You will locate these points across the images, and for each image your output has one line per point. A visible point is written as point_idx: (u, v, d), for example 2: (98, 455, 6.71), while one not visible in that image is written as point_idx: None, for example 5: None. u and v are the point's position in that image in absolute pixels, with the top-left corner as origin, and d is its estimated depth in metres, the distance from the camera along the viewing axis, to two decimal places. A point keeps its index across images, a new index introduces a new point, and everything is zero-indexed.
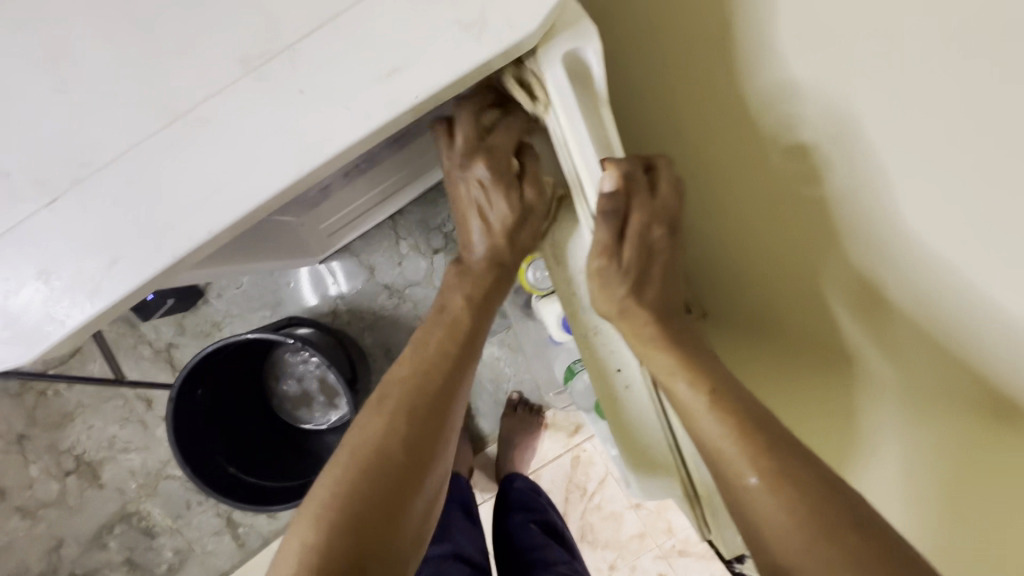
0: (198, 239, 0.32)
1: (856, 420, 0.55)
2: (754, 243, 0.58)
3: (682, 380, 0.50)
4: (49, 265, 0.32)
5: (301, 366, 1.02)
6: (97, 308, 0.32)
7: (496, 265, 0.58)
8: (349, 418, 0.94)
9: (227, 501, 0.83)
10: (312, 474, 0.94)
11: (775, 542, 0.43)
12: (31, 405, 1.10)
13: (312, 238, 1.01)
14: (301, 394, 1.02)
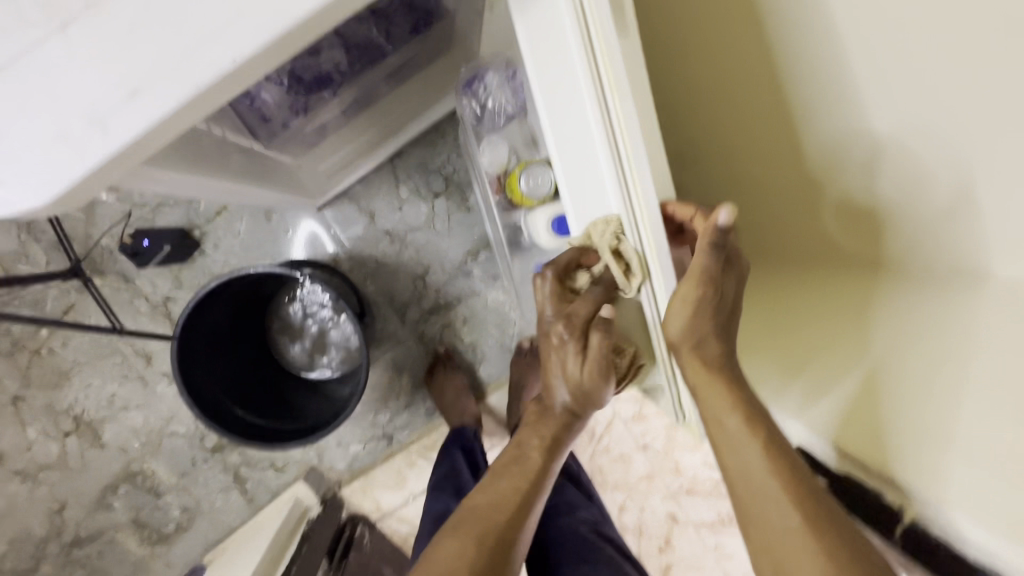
0: (222, 68, 0.30)
1: (887, 323, 0.64)
2: (779, 176, 0.72)
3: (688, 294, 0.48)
4: (64, 96, 0.30)
5: (316, 307, 1.00)
6: (118, 142, 0.30)
7: (570, 415, 0.58)
8: (347, 383, 0.93)
9: (227, 437, 0.81)
10: (302, 420, 0.92)
11: (744, 493, 0.49)
12: (25, 366, 1.07)
13: (310, 180, 0.99)
14: (295, 325, 1.01)
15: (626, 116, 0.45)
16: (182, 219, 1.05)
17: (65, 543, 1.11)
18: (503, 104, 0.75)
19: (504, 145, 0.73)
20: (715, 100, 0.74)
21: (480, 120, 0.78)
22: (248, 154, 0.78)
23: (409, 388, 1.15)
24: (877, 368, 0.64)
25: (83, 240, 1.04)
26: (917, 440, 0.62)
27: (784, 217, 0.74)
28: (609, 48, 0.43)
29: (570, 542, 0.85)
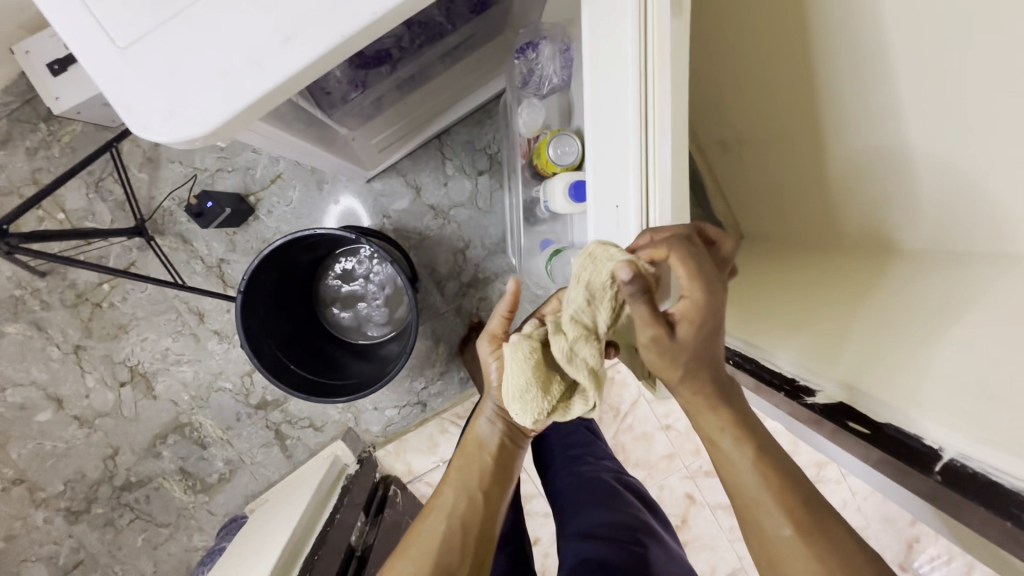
0: (365, 20, 0.35)
1: (874, 289, 0.64)
2: (798, 166, 0.79)
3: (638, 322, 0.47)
4: (226, 39, 0.35)
5: (379, 282, 1.07)
6: (272, 81, 0.35)
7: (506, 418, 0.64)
8: (391, 357, 0.97)
9: (274, 381, 0.84)
10: (340, 378, 0.96)
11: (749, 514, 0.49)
12: (87, 317, 1.13)
13: (364, 152, 1.03)
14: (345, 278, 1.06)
15: (660, 80, 0.45)
16: (238, 184, 1.11)
17: (116, 487, 1.18)
18: (550, 73, 0.78)
19: (542, 112, 0.79)
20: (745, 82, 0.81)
21: (527, 82, 0.80)
22: (311, 122, 0.82)
23: (444, 357, 1.20)
24: (844, 334, 0.61)
25: (146, 201, 1.10)
26: (907, 390, 0.53)
27: (804, 205, 0.79)
28: (659, 15, 0.44)
29: (592, 487, 0.86)
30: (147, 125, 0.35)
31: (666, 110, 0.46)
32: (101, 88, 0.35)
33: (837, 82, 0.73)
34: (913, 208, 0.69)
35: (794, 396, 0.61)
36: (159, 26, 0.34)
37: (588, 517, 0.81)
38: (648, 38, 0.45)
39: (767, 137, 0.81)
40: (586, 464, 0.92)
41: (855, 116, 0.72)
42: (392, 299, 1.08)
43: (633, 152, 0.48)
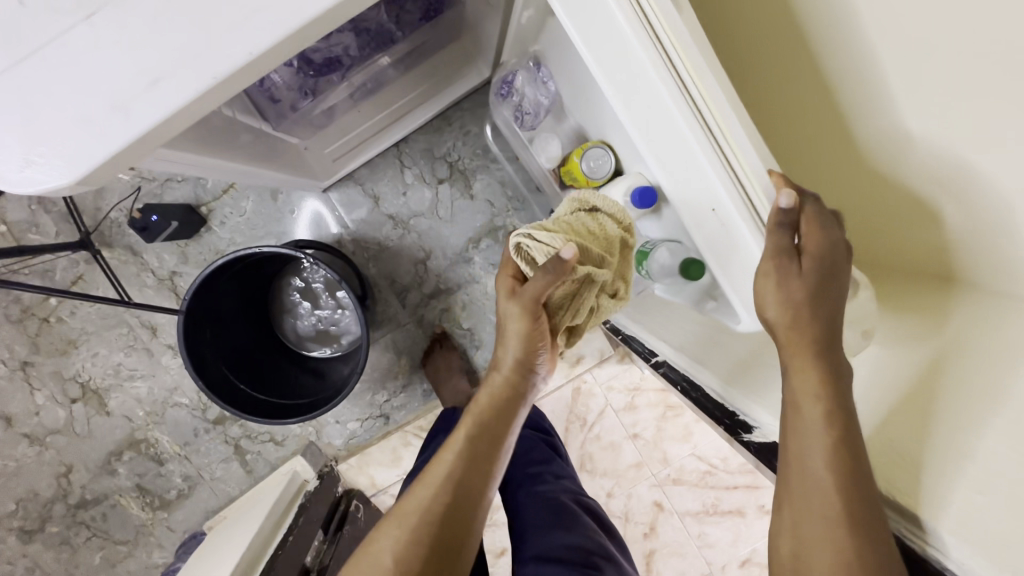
0: (239, 61, 0.32)
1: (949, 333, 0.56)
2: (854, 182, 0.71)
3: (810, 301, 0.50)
4: (85, 83, 0.32)
5: (339, 317, 1.03)
6: (140, 128, 0.32)
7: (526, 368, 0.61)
8: (343, 378, 0.95)
9: (210, 396, 0.80)
10: (281, 394, 0.93)
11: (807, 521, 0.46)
12: (34, 332, 1.09)
13: (316, 162, 0.99)
14: (308, 283, 1.03)
15: (694, 65, 0.47)
16: (189, 195, 1.07)
17: (71, 505, 1.15)
18: (529, 96, 0.83)
19: (553, 140, 0.81)
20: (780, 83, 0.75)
21: (519, 116, 0.86)
22: (257, 138, 0.78)
23: (407, 369, 1.18)
24: (879, 372, 0.59)
25: (92, 213, 1.06)
26: (940, 444, 0.49)
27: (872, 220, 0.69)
28: (668, 18, 0.47)
29: (551, 506, 0.84)
30: (3, 176, 0.32)
31: (715, 89, 0.47)
32: None
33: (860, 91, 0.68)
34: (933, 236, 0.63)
35: (732, 430, 0.65)
36: (9, 68, 0.32)
37: (548, 540, 0.78)
38: (666, 39, 0.47)
39: (809, 144, 0.75)
40: (544, 484, 0.89)
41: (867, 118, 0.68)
42: (339, 320, 1.04)
43: (698, 140, 0.48)
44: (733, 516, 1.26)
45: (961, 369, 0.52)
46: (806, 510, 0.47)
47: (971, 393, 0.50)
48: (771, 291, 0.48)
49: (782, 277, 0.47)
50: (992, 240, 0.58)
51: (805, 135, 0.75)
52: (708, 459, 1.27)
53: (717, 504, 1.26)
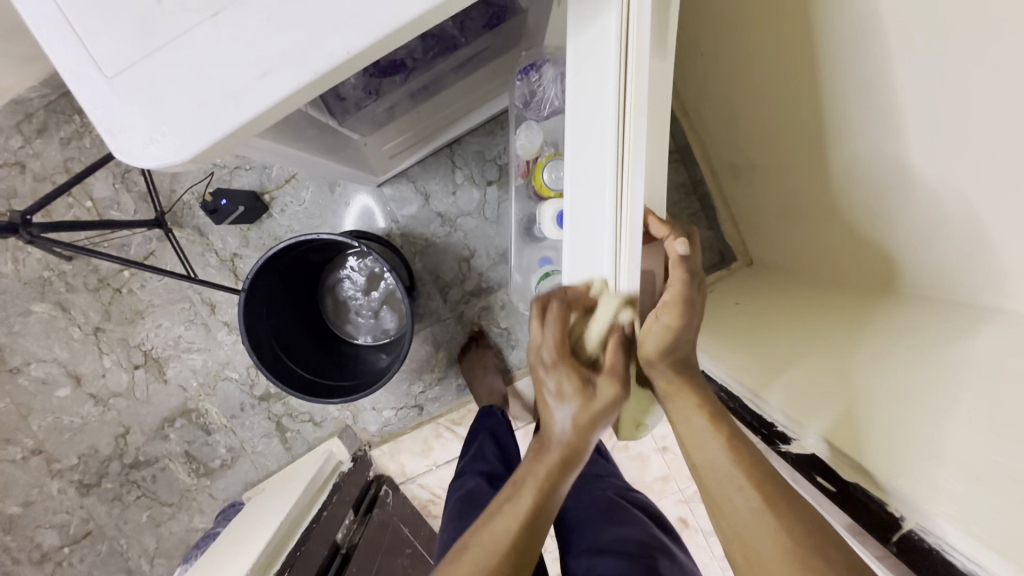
0: (338, 57, 0.36)
1: (854, 352, 0.65)
2: (810, 205, 0.83)
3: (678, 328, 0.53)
4: (206, 72, 0.36)
5: (365, 320, 1.10)
6: (248, 114, 0.36)
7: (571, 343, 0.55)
8: (384, 366, 0.98)
9: (259, 367, 0.85)
10: (322, 372, 0.97)
11: (732, 518, 0.49)
12: (107, 301, 1.18)
13: (375, 158, 1.04)
14: (368, 277, 1.08)
15: (636, 127, 0.45)
16: (255, 182, 1.14)
17: (125, 464, 1.24)
18: (552, 95, 0.71)
19: (538, 132, 0.72)
20: (769, 110, 0.82)
21: (527, 103, 0.75)
22: (324, 132, 0.83)
23: (443, 362, 1.21)
24: (791, 377, 0.70)
25: (167, 194, 1.14)
26: (875, 444, 0.55)
27: (813, 235, 0.84)
28: (640, 44, 0.43)
29: (598, 504, 0.86)
30: (131, 152, 0.37)
31: (642, 124, 0.45)
32: (88, 112, 0.37)
33: (844, 109, 0.69)
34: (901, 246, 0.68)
35: (768, 441, 0.69)
36: (143, 58, 0.36)
37: (598, 534, 0.80)
38: (628, 73, 0.44)
39: (780, 166, 0.86)
40: (593, 482, 0.91)
41: (852, 143, 0.70)
42: (382, 316, 1.09)
43: (610, 165, 0.47)
44: None
45: (876, 402, 0.58)
46: (732, 507, 0.50)
47: (887, 406, 0.57)
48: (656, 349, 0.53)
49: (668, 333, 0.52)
50: (932, 264, 0.64)
51: (779, 160, 0.85)
52: None
53: None
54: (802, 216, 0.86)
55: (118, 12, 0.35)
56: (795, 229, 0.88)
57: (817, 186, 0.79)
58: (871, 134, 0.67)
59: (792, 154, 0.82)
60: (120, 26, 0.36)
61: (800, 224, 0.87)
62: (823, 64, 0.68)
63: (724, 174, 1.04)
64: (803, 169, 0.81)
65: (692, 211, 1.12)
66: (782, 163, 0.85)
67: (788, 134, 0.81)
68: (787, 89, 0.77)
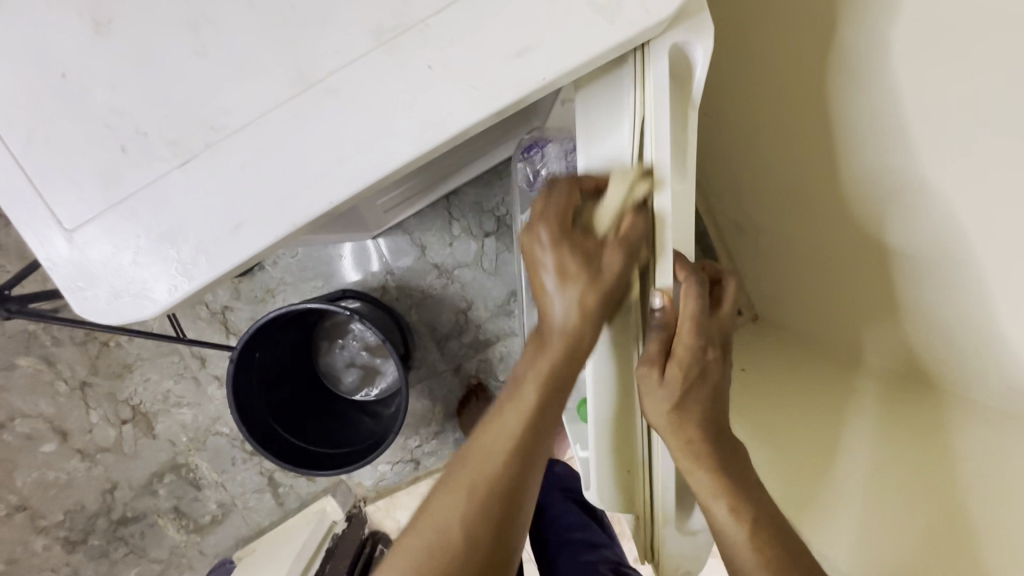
0: (319, 208, 0.33)
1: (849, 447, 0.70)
2: (819, 279, 0.80)
3: (717, 501, 0.49)
4: (174, 224, 0.33)
5: (340, 359, 1.05)
6: (219, 269, 0.33)
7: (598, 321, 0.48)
8: (378, 433, 0.95)
9: (249, 441, 0.81)
10: (314, 438, 0.94)
11: None
12: (94, 355, 1.15)
13: (369, 214, 1.01)
14: (376, 344, 1.05)
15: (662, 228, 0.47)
16: None
17: (112, 520, 1.20)
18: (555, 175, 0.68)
19: None
20: (780, 179, 0.80)
21: (531, 185, 0.70)
22: None
23: (440, 416, 1.18)
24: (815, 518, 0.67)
25: None
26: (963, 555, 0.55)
27: (826, 310, 0.81)
28: (659, 153, 0.45)
29: None
30: (94, 308, 0.34)
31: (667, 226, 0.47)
32: (45, 267, 0.33)
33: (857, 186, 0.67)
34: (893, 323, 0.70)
35: None
36: (104, 210, 0.33)
37: None
38: (648, 181, 0.46)
39: (793, 235, 0.82)
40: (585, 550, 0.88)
41: (856, 230, 0.69)
42: (356, 386, 1.05)
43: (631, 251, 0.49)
44: None
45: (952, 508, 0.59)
46: None
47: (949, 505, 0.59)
48: (649, 402, 0.49)
49: (657, 384, 0.49)
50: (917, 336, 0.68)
51: (789, 228, 0.82)
52: None
53: None
54: (811, 290, 0.83)
55: (79, 161, 0.32)
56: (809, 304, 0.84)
57: (829, 258, 0.76)
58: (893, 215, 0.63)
59: (803, 224, 0.79)
60: (81, 176, 0.33)
61: (809, 296, 0.84)
62: (839, 139, 0.66)
63: (728, 231, 1.01)
64: (813, 241, 0.78)
65: None
66: (795, 233, 0.82)
67: (809, 209, 0.76)
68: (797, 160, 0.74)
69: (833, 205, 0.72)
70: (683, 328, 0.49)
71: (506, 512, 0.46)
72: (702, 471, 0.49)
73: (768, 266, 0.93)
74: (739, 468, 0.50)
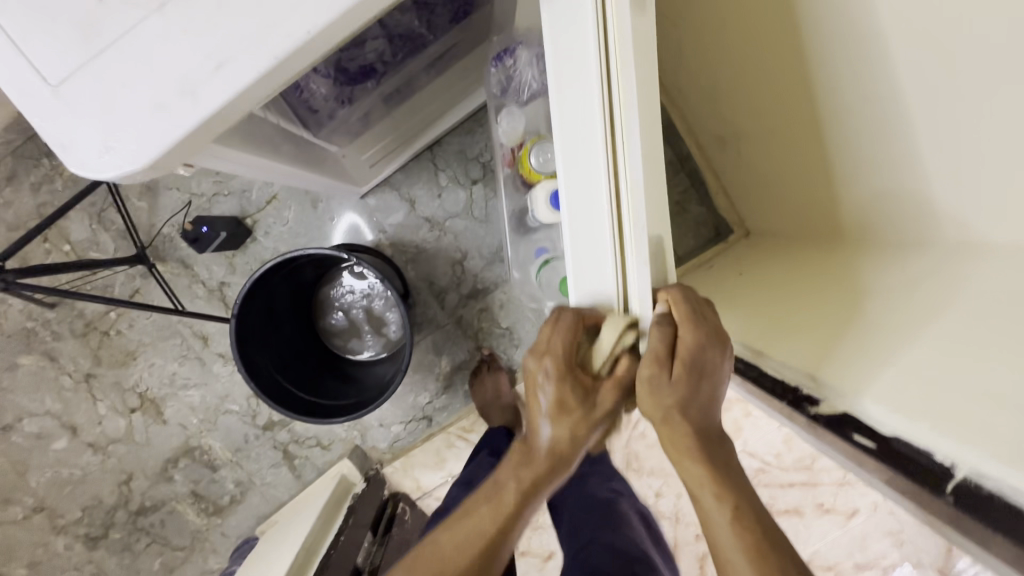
0: (298, 39, 0.34)
1: (818, 286, 0.71)
2: (793, 163, 0.82)
3: (711, 496, 0.47)
4: (159, 68, 0.33)
5: (341, 298, 1.05)
6: (206, 111, 0.34)
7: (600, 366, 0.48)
8: (388, 381, 0.95)
9: (249, 382, 0.80)
10: (313, 390, 0.93)
11: None
12: (96, 345, 1.15)
13: (355, 170, 1.02)
14: (377, 315, 1.06)
15: (625, 87, 0.43)
16: (235, 208, 1.12)
17: (131, 512, 1.20)
18: (529, 79, 0.70)
19: (521, 116, 0.71)
20: (749, 76, 0.81)
21: (505, 90, 0.74)
22: (299, 143, 0.80)
23: (447, 371, 1.18)
24: (772, 344, 0.69)
25: (146, 229, 1.11)
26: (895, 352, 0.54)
27: (802, 200, 0.84)
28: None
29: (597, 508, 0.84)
30: (83, 163, 0.34)
31: (631, 77, 0.43)
32: (36, 127, 0.34)
33: (821, 59, 0.68)
34: (851, 175, 0.73)
35: (795, 405, 0.59)
36: (86, 63, 0.33)
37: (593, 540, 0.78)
38: (609, 29, 0.43)
39: (766, 131, 0.84)
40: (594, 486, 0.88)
41: (822, 103, 0.71)
42: (331, 338, 1.05)
43: (596, 106, 0.45)
44: (791, 517, 1.16)
45: (885, 314, 0.59)
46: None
47: (905, 314, 0.57)
48: (646, 398, 0.47)
49: (654, 384, 0.47)
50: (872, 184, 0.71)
51: (761, 125, 0.84)
52: (761, 455, 1.17)
53: (774, 505, 1.16)
54: (786, 180, 0.85)
55: (59, 15, 0.33)
56: (783, 203, 0.89)
57: (799, 142, 0.79)
58: (864, 76, 0.64)
59: (775, 114, 0.80)
60: (60, 29, 0.33)
61: (785, 192, 0.87)
62: (801, 14, 0.67)
63: (711, 145, 1.02)
64: (785, 130, 0.80)
65: (682, 189, 1.11)
66: (765, 130, 0.84)
67: (765, 97, 0.80)
68: (762, 48, 0.75)
69: (799, 86, 0.73)
70: (682, 335, 0.47)
71: (499, 543, 0.50)
72: (694, 464, 0.48)
73: (748, 172, 0.95)
74: (725, 455, 0.48)
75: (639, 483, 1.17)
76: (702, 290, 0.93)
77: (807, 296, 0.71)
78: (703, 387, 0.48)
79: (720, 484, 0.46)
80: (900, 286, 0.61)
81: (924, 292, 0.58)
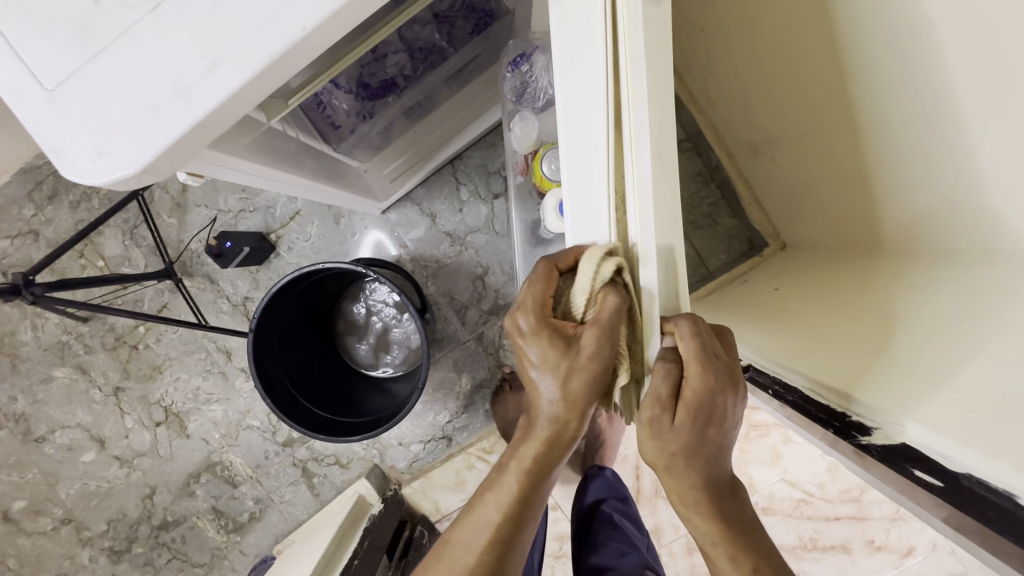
0: (293, 36, 0.32)
1: (856, 301, 0.66)
2: (829, 171, 0.76)
3: (723, 554, 0.43)
4: (152, 68, 0.32)
5: (375, 301, 1.05)
6: (198, 112, 0.33)
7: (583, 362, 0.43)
8: (394, 407, 0.92)
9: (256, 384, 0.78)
10: (320, 404, 0.91)
11: None
12: (125, 359, 1.17)
13: (377, 184, 1.01)
14: (386, 343, 1.05)
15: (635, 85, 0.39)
16: (260, 224, 1.13)
17: (154, 526, 1.20)
18: (545, 85, 0.69)
19: (534, 124, 0.69)
20: (780, 80, 0.76)
21: (520, 97, 0.72)
22: (320, 157, 0.80)
23: (468, 389, 1.14)
24: (802, 360, 0.64)
25: (175, 245, 1.13)
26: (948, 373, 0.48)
27: (840, 210, 0.78)
28: None
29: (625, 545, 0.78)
30: (78, 169, 0.34)
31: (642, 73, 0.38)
32: (33, 132, 0.33)
33: (859, 58, 0.63)
34: (893, 183, 0.67)
35: (844, 434, 0.53)
36: (81, 65, 0.32)
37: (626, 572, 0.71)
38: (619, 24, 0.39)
39: (799, 137, 0.79)
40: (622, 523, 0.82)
41: (860, 106, 0.66)
42: (340, 334, 1.04)
43: (600, 106, 0.41)
44: (838, 553, 1.07)
45: (926, 334, 0.53)
46: None
47: (956, 333, 0.51)
48: (647, 443, 0.43)
49: (656, 427, 0.42)
50: (915, 192, 0.65)
51: (794, 131, 0.79)
52: (802, 485, 1.08)
53: (818, 539, 1.07)
54: (823, 190, 0.80)
55: (55, 18, 0.32)
56: (819, 214, 0.84)
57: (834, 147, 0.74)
58: (908, 74, 0.59)
59: (810, 119, 0.75)
60: (58, 32, 0.32)
61: (822, 202, 0.81)
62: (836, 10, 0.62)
63: (743, 154, 0.97)
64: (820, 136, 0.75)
65: (712, 201, 1.07)
66: (798, 136, 0.79)
67: (795, 104, 0.76)
68: (794, 50, 0.71)
69: (834, 88, 0.69)
70: (689, 376, 0.41)
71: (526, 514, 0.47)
72: (701, 517, 0.44)
73: (781, 182, 0.90)
74: (738, 508, 0.45)
75: (669, 512, 1.10)
76: (734, 304, 0.87)
77: (845, 311, 0.66)
78: (711, 437, 0.43)
79: (734, 546, 0.43)
80: (951, 300, 0.55)
81: (973, 309, 0.52)
